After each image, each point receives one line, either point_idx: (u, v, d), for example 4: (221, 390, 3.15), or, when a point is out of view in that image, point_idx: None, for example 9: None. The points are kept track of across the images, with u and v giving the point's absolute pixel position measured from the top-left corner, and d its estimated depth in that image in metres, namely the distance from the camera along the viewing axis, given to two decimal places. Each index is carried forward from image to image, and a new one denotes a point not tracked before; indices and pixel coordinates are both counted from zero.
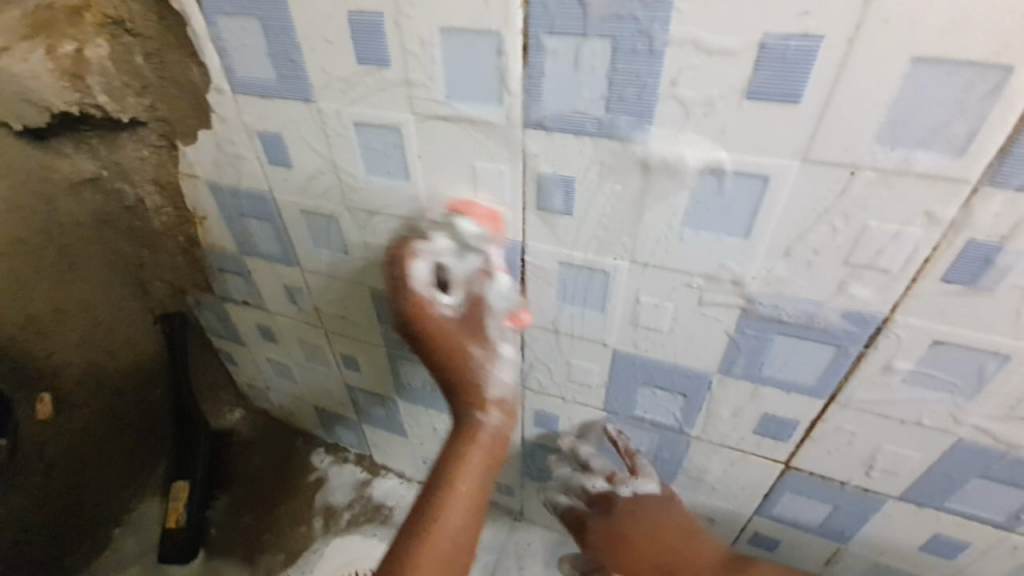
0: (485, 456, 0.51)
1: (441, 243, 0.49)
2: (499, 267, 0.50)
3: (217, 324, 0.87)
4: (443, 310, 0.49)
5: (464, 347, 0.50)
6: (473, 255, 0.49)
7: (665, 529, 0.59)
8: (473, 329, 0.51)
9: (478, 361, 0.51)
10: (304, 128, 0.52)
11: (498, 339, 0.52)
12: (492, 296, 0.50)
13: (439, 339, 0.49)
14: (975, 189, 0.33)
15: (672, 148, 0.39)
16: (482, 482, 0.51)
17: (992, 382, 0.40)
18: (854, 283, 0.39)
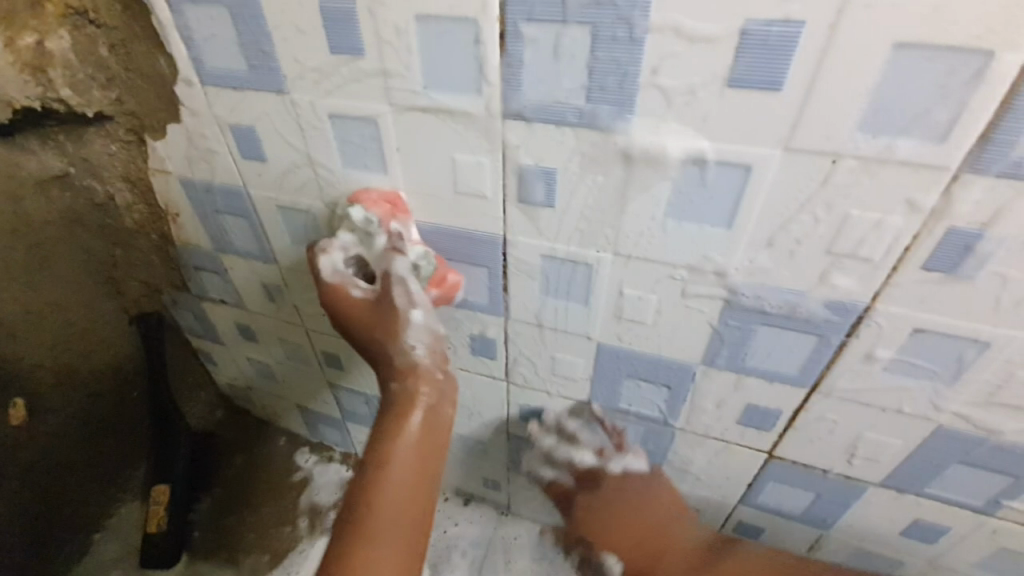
0: (417, 442, 0.45)
1: (410, 251, 0.50)
2: (409, 239, 0.50)
3: (195, 323, 0.85)
4: (355, 291, 0.50)
5: (368, 316, 0.48)
6: (378, 233, 0.49)
7: (654, 510, 0.63)
8: (382, 300, 0.48)
9: (382, 329, 0.47)
10: (277, 120, 0.50)
11: (410, 300, 0.48)
12: (398, 267, 0.49)
13: (345, 315, 0.49)
14: (956, 176, 0.33)
15: (654, 138, 0.38)
16: (413, 469, 0.44)
17: (970, 369, 0.40)
18: (836, 273, 0.39)
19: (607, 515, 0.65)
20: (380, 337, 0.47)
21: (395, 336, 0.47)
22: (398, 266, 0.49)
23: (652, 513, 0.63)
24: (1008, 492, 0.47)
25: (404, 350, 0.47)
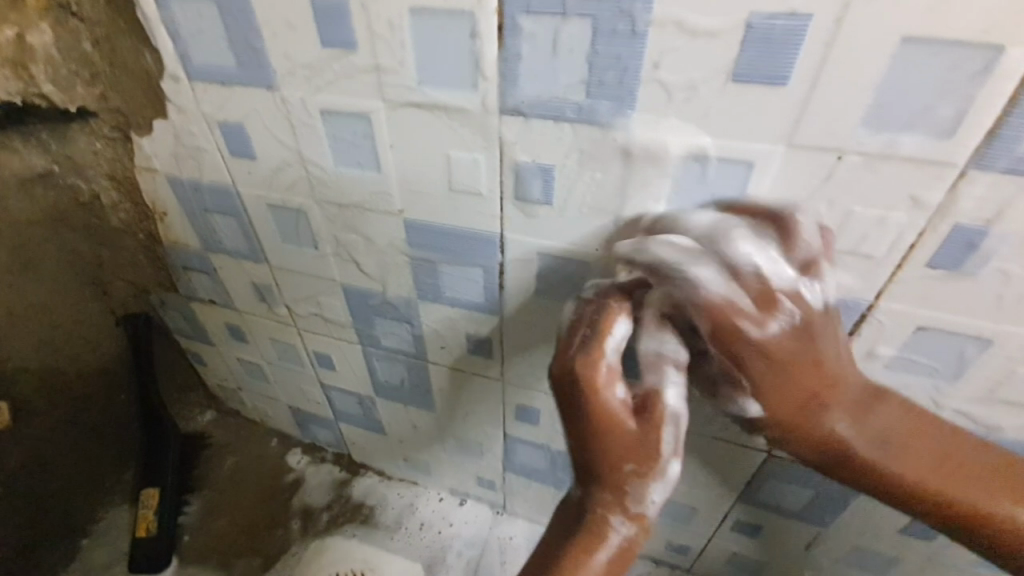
0: (603, 572, 0.39)
1: (632, 311, 0.39)
2: (681, 354, 0.40)
3: (184, 324, 0.84)
4: (618, 393, 0.37)
5: (636, 441, 0.38)
6: (664, 330, 0.39)
7: (834, 369, 0.36)
8: (648, 428, 0.38)
9: (639, 471, 0.38)
10: (267, 117, 0.49)
11: (670, 454, 0.39)
12: (667, 391, 0.40)
13: (603, 424, 0.37)
14: (961, 172, 0.32)
15: (654, 135, 0.37)
16: None
17: (971, 366, 0.40)
18: (837, 271, 0.39)
19: (782, 375, 0.35)
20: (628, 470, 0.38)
21: (653, 480, 0.38)
22: (660, 387, 0.40)
23: (830, 360, 0.36)
24: None
25: (648, 498, 0.39)
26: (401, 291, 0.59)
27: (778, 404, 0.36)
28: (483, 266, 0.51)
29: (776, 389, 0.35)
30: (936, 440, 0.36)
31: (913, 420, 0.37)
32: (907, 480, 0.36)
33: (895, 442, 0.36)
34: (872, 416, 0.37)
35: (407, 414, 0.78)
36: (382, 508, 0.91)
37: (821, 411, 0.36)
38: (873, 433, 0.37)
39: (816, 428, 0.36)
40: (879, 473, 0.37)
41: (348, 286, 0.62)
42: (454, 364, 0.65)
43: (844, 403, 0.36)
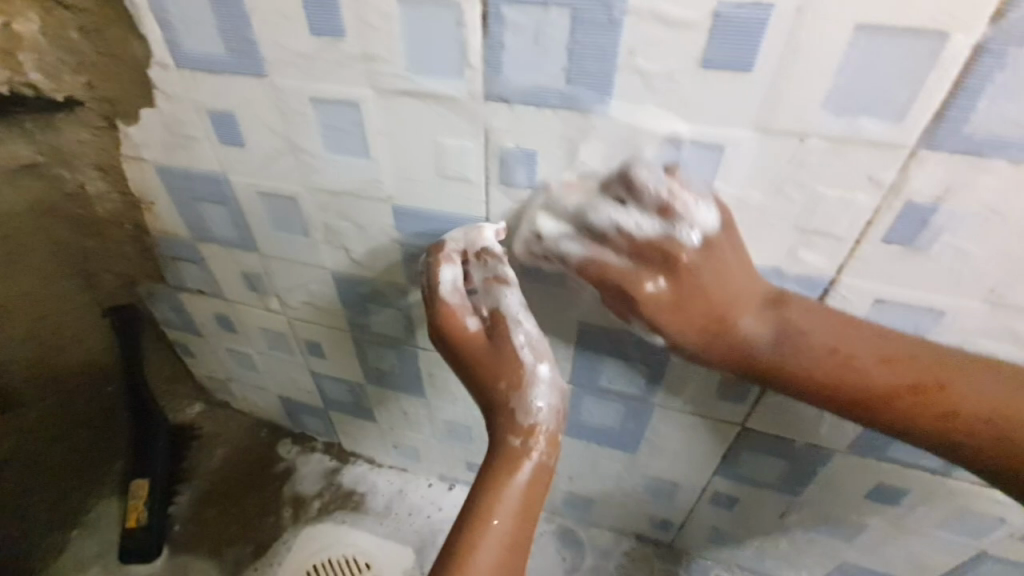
0: (524, 491, 0.45)
1: (495, 266, 0.48)
2: (511, 275, 0.49)
3: (172, 315, 0.84)
4: (469, 322, 0.48)
5: (503, 357, 0.47)
6: (472, 268, 0.49)
7: (739, 274, 0.42)
8: (497, 344, 0.47)
9: (505, 382, 0.47)
10: (257, 104, 0.50)
11: (531, 358, 0.47)
12: (505, 304, 0.48)
13: (466, 349, 0.48)
14: (913, 154, 0.35)
15: (632, 121, 0.39)
16: (517, 528, 0.44)
17: (926, 337, 0.43)
18: (803, 249, 0.41)
19: (682, 292, 0.42)
20: (505, 389, 0.46)
21: (530, 384, 0.47)
22: (508, 303, 0.48)
23: (739, 259, 0.41)
24: None
25: (534, 405, 0.47)
26: (391, 278, 0.61)
27: (688, 322, 0.43)
28: None
29: (700, 296, 0.42)
30: (869, 350, 0.40)
31: (835, 323, 0.41)
32: (859, 381, 0.40)
33: (805, 339, 0.41)
34: (781, 314, 0.42)
35: (396, 399, 0.79)
36: (373, 494, 0.92)
37: (733, 313, 0.42)
38: (782, 331, 0.42)
39: (739, 335, 0.42)
40: (811, 377, 0.41)
41: (337, 273, 0.63)
42: None
43: (757, 300, 0.42)
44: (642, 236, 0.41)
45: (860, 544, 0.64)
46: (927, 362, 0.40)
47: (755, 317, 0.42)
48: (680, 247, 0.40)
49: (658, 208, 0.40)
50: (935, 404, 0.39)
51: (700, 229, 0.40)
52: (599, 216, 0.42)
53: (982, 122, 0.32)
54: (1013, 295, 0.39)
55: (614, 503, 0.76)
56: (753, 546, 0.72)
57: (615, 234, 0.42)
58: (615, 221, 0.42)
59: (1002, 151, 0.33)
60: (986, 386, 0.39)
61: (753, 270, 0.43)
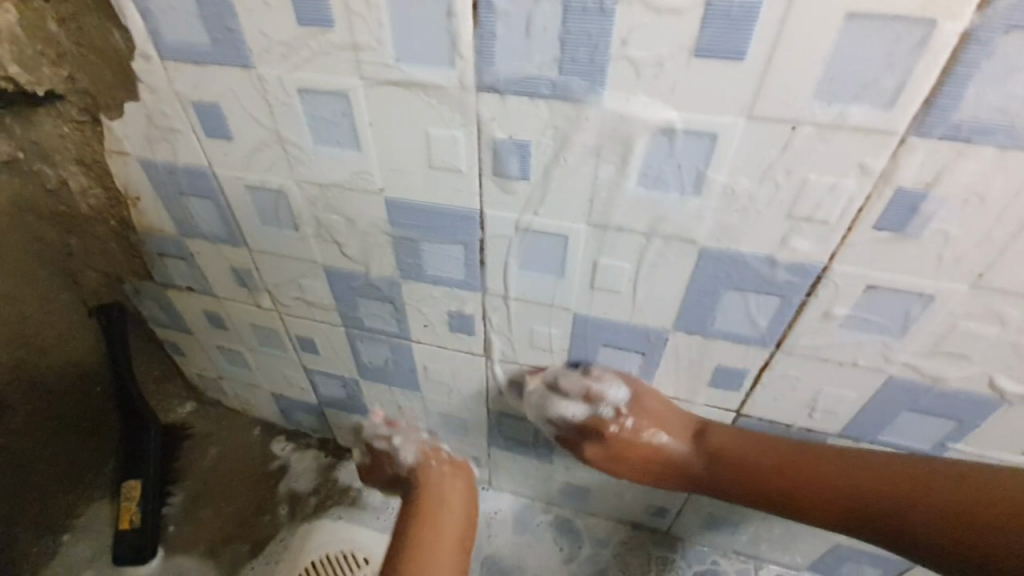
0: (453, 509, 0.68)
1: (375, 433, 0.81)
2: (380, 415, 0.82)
3: (160, 313, 0.83)
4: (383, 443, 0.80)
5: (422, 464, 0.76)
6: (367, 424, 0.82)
7: (660, 416, 0.58)
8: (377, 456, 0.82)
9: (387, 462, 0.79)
10: (242, 96, 0.49)
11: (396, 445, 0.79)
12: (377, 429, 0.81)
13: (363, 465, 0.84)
14: (903, 140, 0.35)
15: (624, 110, 0.39)
16: (457, 524, 0.65)
17: (916, 322, 0.44)
18: (795, 237, 0.42)
19: (620, 454, 0.59)
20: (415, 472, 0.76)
21: (444, 464, 0.75)
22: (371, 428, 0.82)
23: (655, 400, 0.58)
24: (951, 435, 0.51)
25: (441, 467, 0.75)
26: (384, 271, 0.60)
27: (622, 460, 0.60)
28: (464, 243, 0.53)
29: (643, 451, 0.58)
30: (802, 457, 0.52)
31: (744, 437, 0.55)
32: (753, 462, 0.54)
33: (727, 455, 0.55)
34: (702, 442, 0.56)
35: (390, 393, 0.79)
36: (369, 490, 0.92)
37: (666, 443, 0.58)
38: (709, 455, 0.56)
39: (683, 477, 0.58)
40: (750, 491, 0.54)
41: (329, 268, 0.62)
42: (437, 342, 0.66)
43: (674, 430, 0.58)
44: (578, 416, 0.61)
45: None
46: (865, 469, 0.49)
47: (684, 443, 0.57)
48: (607, 421, 0.59)
49: (590, 396, 0.59)
50: (906, 490, 0.47)
51: (615, 402, 0.58)
52: (563, 400, 0.61)
53: (970, 108, 0.33)
54: (1001, 279, 0.39)
55: (611, 492, 0.77)
56: (748, 531, 0.73)
57: (561, 417, 0.63)
58: (568, 410, 0.61)
59: (990, 136, 0.33)
60: (889, 469, 0.48)
61: (675, 411, 0.59)
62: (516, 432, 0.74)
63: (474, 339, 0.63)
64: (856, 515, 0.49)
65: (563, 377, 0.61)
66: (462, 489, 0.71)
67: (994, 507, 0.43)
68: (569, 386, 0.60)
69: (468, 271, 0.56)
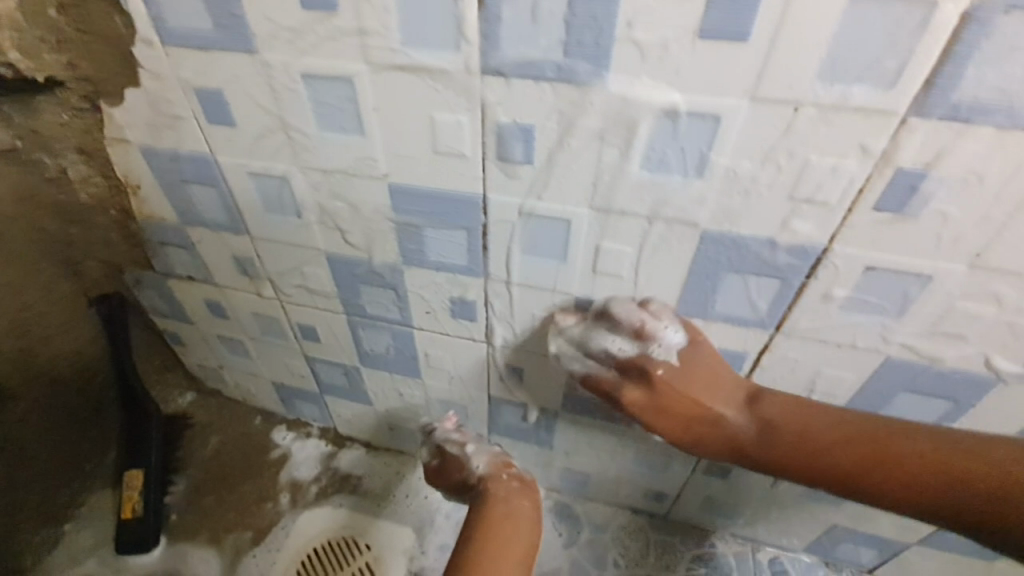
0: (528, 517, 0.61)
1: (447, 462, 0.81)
2: None
3: (161, 303, 0.83)
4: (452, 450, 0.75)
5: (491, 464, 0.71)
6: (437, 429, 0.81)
7: (709, 376, 0.52)
8: None
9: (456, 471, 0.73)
10: (247, 82, 0.49)
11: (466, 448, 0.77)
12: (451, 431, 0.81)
13: None
14: (903, 121, 0.36)
15: (629, 93, 0.40)
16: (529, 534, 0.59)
17: (913, 304, 0.45)
18: (795, 219, 0.42)
19: (663, 403, 0.52)
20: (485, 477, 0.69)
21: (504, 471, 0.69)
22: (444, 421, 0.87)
23: (710, 356, 0.52)
24: (947, 416, 0.52)
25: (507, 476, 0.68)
26: (387, 258, 0.60)
27: (667, 411, 0.52)
28: (467, 228, 0.53)
29: (682, 407, 0.51)
30: (861, 423, 0.47)
31: (806, 407, 0.49)
32: (814, 423, 0.48)
33: (783, 428, 0.49)
34: (757, 408, 0.50)
35: (392, 381, 0.79)
36: (370, 477, 0.93)
37: (712, 403, 0.51)
38: (763, 425, 0.50)
39: (727, 441, 0.51)
40: (793, 461, 0.48)
41: (332, 255, 0.63)
42: (440, 328, 0.67)
43: (722, 390, 0.51)
44: (624, 354, 0.53)
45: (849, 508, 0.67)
46: (924, 439, 0.44)
47: (738, 410, 0.51)
48: (655, 362, 0.52)
49: (635, 331, 0.52)
50: (877, 454, 0.45)
51: (669, 345, 0.52)
52: (601, 338, 0.54)
53: (969, 88, 0.33)
54: (996, 259, 0.40)
55: (611, 477, 0.78)
56: (746, 514, 0.74)
57: (603, 354, 0.55)
58: (606, 347, 0.54)
59: (989, 117, 0.34)
60: (957, 445, 0.43)
61: (723, 363, 0.53)
62: (517, 418, 0.75)
63: (477, 325, 0.64)
64: (852, 492, 0.46)
65: (609, 334, 0.54)
66: (527, 489, 0.66)
67: (998, 483, 0.40)
68: (621, 346, 0.53)
69: (471, 257, 0.56)
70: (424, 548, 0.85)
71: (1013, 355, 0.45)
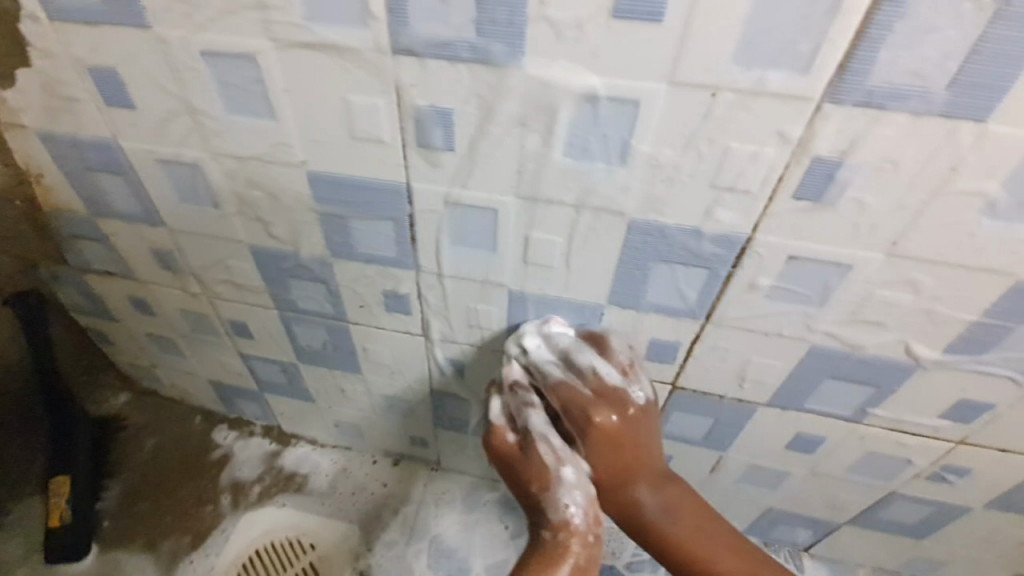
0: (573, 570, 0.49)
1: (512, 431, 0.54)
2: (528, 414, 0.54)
3: (81, 299, 0.77)
4: (508, 436, 0.54)
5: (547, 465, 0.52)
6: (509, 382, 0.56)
7: (647, 452, 0.55)
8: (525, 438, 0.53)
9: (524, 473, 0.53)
10: (145, 60, 0.45)
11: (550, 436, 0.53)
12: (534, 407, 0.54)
13: (499, 455, 0.55)
14: (818, 107, 0.35)
15: (547, 76, 0.38)
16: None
17: (834, 292, 0.45)
18: (718, 209, 0.42)
19: (615, 450, 0.53)
20: (536, 492, 0.52)
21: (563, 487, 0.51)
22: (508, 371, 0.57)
23: (654, 448, 0.56)
24: (871, 401, 0.53)
25: (567, 504, 0.51)
26: (314, 251, 0.57)
27: (609, 470, 0.54)
28: (394, 218, 0.51)
29: (619, 462, 0.54)
30: (710, 527, 0.56)
31: (695, 503, 0.57)
32: (699, 519, 0.56)
33: (680, 513, 0.56)
34: (667, 492, 0.57)
35: (332, 378, 0.76)
36: (315, 475, 0.89)
37: (639, 483, 0.56)
38: (666, 508, 0.57)
39: (627, 499, 0.57)
40: (672, 543, 0.55)
41: (256, 248, 0.59)
42: (375, 323, 0.64)
43: (651, 475, 0.57)
44: (606, 378, 0.52)
45: (784, 489, 0.68)
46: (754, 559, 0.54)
47: (652, 492, 0.57)
48: (629, 400, 0.53)
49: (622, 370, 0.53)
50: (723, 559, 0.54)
51: (646, 394, 0.54)
52: (581, 355, 0.53)
53: (883, 74, 0.33)
54: (913, 246, 0.40)
55: None
56: None
57: (587, 370, 0.53)
58: (592, 364, 0.53)
59: (903, 102, 0.34)
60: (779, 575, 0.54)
61: (657, 455, 0.57)
62: (462, 410, 0.74)
63: (412, 318, 0.62)
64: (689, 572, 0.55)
65: (597, 356, 0.53)
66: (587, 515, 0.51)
67: None
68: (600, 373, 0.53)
69: (400, 249, 0.54)
70: (370, 545, 0.82)
71: (931, 341, 0.46)
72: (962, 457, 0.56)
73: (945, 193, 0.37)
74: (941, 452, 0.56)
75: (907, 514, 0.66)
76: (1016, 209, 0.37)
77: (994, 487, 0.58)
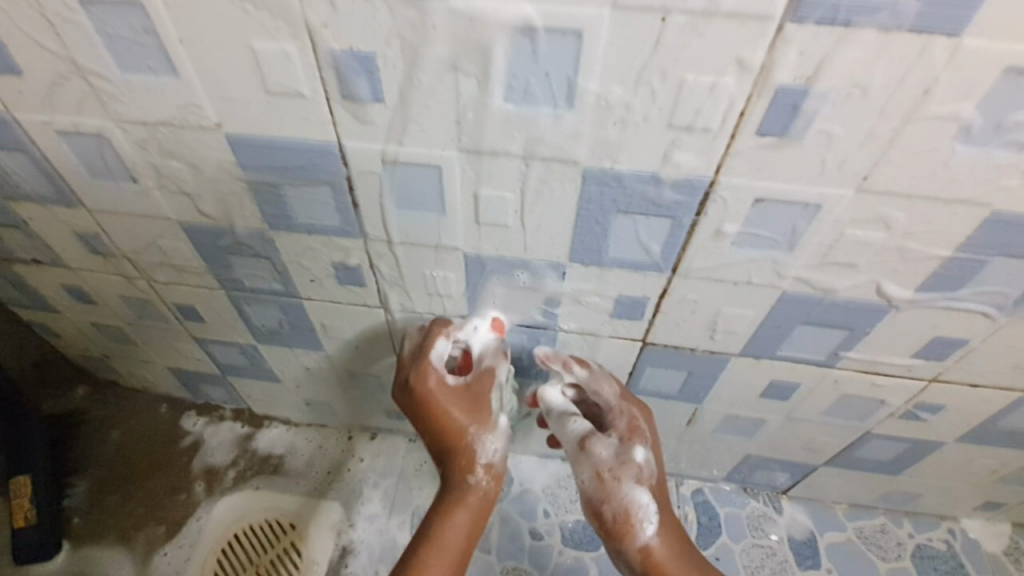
0: (469, 514, 0.54)
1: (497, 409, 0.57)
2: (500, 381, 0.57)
3: (15, 292, 0.72)
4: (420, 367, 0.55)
5: (463, 394, 0.56)
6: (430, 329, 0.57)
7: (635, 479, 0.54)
8: (458, 391, 0.56)
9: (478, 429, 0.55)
10: (14, 15, 0.39)
11: (497, 415, 0.57)
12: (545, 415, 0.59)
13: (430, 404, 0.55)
14: (779, 26, 0.31)
15: (474, 8, 0.33)
16: (457, 547, 0.53)
17: (804, 235, 0.42)
18: (677, 152, 0.38)
19: (615, 475, 0.54)
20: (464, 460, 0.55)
21: (489, 432, 0.56)
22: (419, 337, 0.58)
23: (648, 476, 0.55)
24: (844, 344, 0.51)
25: (487, 448, 0.55)
26: (250, 225, 0.53)
27: (611, 493, 0.54)
28: (329, 183, 0.46)
29: (613, 487, 0.54)
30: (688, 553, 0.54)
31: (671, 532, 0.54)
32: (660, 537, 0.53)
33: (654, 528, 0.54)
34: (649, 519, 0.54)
35: (294, 356, 0.73)
36: (291, 456, 0.87)
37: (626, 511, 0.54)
38: (645, 532, 0.53)
39: (634, 545, 0.53)
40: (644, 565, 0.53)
41: (187, 225, 0.54)
42: (329, 297, 0.60)
43: (657, 497, 0.55)
44: (621, 413, 0.57)
45: (760, 437, 0.68)
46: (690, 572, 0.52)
47: (639, 520, 0.53)
48: (639, 436, 0.56)
49: (638, 408, 0.58)
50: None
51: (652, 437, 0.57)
52: (604, 388, 0.57)
53: None
54: (884, 181, 0.37)
55: (536, 428, 0.77)
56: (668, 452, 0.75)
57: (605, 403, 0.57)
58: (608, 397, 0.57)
59: (871, 17, 0.30)
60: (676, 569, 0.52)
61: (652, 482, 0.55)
62: None
63: (367, 291, 0.58)
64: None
65: (608, 388, 0.57)
66: (470, 530, 0.54)
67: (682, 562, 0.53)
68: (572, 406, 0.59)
69: (342, 217, 0.49)
70: (351, 520, 0.81)
71: (904, 279, 0.44)
72: (936, 394, 0.56)
73: (918, 118, 0.34)
74: (914, 390, 0.56)
75: (882, 451, 0.66)
76: (992, 133, 0.34)
77: (965, 421, 0.58)
